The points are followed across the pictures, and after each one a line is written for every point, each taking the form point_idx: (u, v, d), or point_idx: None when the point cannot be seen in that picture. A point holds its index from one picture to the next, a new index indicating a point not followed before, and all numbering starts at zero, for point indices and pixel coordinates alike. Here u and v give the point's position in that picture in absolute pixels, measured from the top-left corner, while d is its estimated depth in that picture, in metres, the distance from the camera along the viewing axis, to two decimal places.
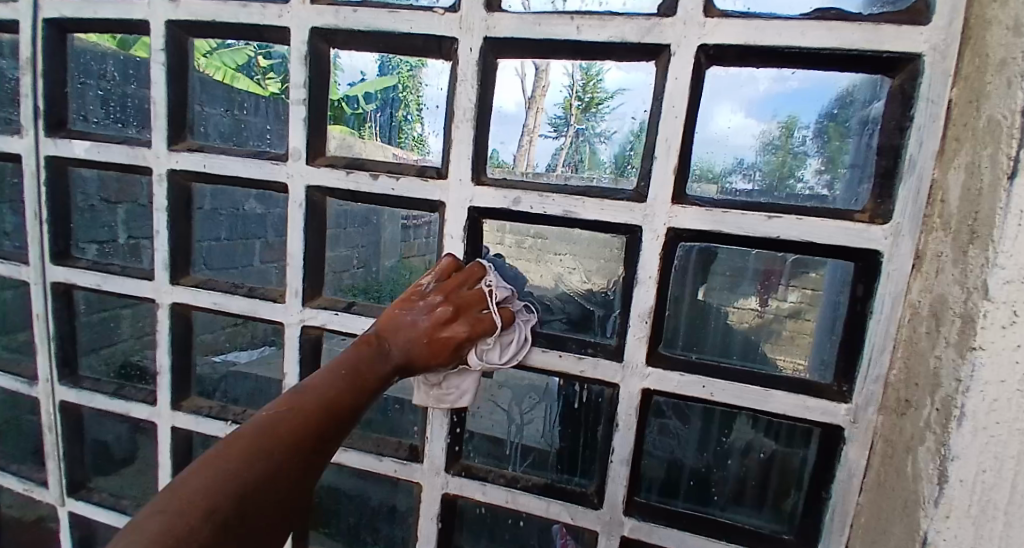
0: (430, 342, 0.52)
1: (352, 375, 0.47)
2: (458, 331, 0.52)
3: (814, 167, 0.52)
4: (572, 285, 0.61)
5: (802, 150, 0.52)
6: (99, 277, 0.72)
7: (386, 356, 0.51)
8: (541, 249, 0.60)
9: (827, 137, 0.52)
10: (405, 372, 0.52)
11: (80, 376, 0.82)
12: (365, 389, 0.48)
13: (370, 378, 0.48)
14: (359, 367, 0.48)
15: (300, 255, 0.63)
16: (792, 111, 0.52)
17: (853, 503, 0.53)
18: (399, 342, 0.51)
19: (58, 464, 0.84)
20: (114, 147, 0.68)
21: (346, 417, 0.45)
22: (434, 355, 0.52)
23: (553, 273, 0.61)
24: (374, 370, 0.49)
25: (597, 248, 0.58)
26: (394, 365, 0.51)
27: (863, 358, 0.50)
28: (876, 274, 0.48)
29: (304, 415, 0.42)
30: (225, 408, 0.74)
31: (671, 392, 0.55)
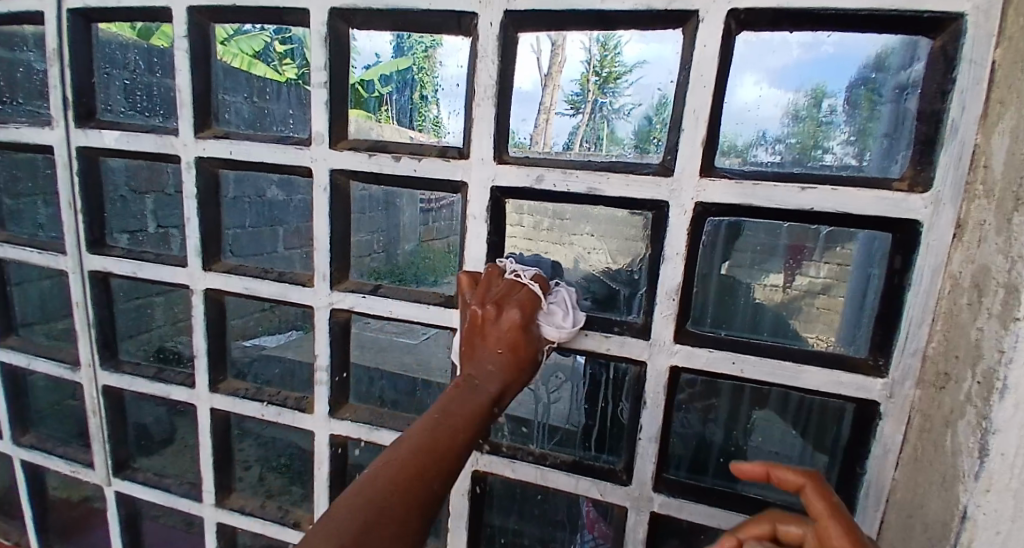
0: (504, 348, 0.48)
1: (448, 411, 0.43)
2: (515, 318, 0.49)
3: (843, 137, 0.51)
4: (591, 264, 0.62)
5: (831, 120, 0.51)
6: (135, 265, 0.74)
7: (476, 387, 0.46)
8: (562, 229, 0.62)
9: (858, 106, 0.50)
10: (505, 392, 0.48)
11: (121, 360, 0.85)
12: (467, 420, 0.43)
13: (468, 409, 0.44)
14: (452, 405, 0.44)
15: (326, 239, 0.64)
16: (820, 79, 0.51)
17: (888, 479, 0.52)
18: (482, 366, 0.47)
19: (103, 446, 0.88)
20: (143, 136, 0.69)
21: (450, 452, 0.40)
22: (518, 363, 0.48)
23: (574, 252, 0.62)
24: (471, 401, 0.45)
25: (618, 228, 0.58)
26: (488, 391, 0.46)
27: (900, 332, 0.48)
28: (914, 245, 0.46)
29: (402, 456, 0.38)
30: (260, 391, 0.76)
31: (699, 369, 0.55)
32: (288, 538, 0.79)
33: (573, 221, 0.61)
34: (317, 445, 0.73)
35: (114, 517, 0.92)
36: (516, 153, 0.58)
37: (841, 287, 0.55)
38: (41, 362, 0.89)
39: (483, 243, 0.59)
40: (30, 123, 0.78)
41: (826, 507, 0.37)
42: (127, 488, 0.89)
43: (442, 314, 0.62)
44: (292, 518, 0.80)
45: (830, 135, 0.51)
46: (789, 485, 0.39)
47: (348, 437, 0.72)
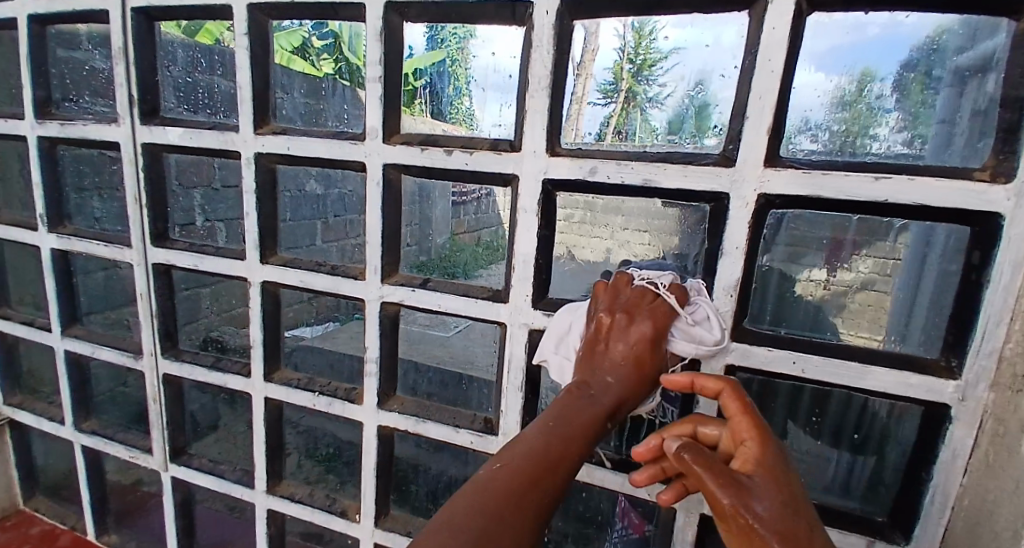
0: (626, 360, 0.47)
1: (566, 418, 0.43)
2: (641, 333, 0.48)
3: (892, 124, 0.49)
4: (620, 254, 0.66)
5: (879, 105, 0.50)
6: (195, 257, 0.77)
7: (594, 396, 0.46)
8: (596, 221, 0.62)
9: (907, 90, 0.49)
10: (623, 405, 0.46)
11: (179, 349, 0.88)
12: (584, 430, 0.43)
13: (585, 418, 0.44)
14: (570, 412, 0.44)
15: (379, 232, 0.65)
16: (870, 64, 0.49)
17: (956, 485, 0.49)
18: (602, 377, 0.47)
19: (162, 432, 0.91)
20: (207, 133, 0.71)
21: (568, 461, 0.41)
22: (639, 377, 0.47)
23: (605, 244, 0.64)
24: (588, 410, 0.44)
25: (650, 221, 0.61)
26: (608, 402, 0.45)
27: (975, 333, 0.46)
28: (995, 239, 0.44)
29: (521, 459, 0.39)
30: (312, 380, 0.78)
31: (756, 367, 0.53)
32: (335, 525, 0.80)
33: (607, 214, 0.62)
34: (365, 435, 0.74)
35: (170, 502, 0.95)
36: (569, 144, 0.57)
37: (884, 279, 0.56)
38: (104, 349, 0.93)
39: (533, 236, 0.59)
40: (96, 121, 0.82)
41: (740, 406, 0.41)
42: (182, 473, 0.92)
43: (491, 307, 0.62)
44: (339, 506, 0.81)
45: (879, 123, 0.50)
46: (710, 392, 0.43)
47: (396, 427, 0.73)
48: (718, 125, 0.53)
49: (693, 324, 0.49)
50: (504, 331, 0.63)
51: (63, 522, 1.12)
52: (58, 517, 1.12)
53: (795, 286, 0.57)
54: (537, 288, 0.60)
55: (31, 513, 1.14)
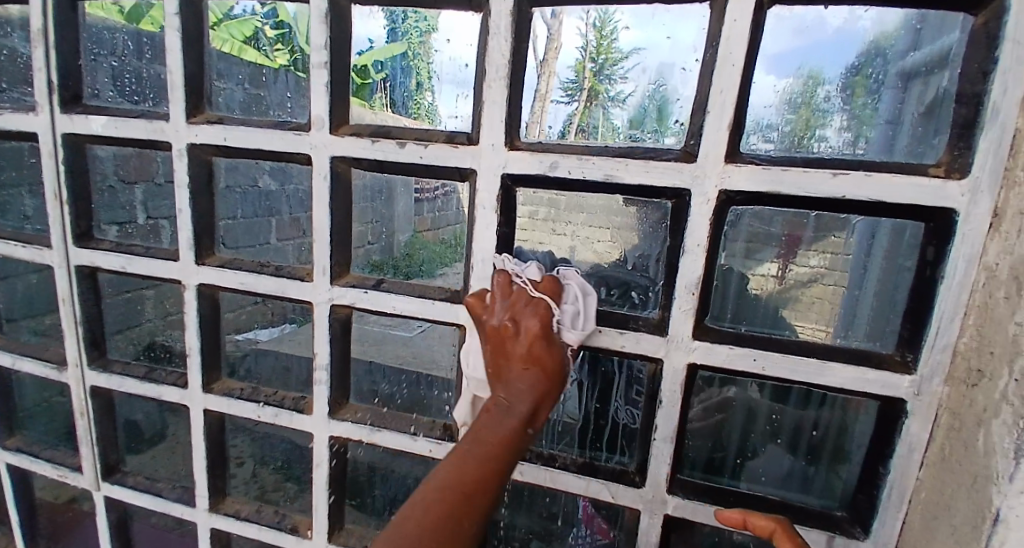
0: (529, 364, 0.46)
1: (478, 443, 0.43)
2: (531, 331, 0.46)
3: (838, 123, 0.51)
4: (585, 254, 0.63)
5: (827, 105, 0.51)
6: (124, 259, 0.71)
7: (506, 410, 0.45)
8: (557, 219, 0.60)
9: (853, 90, 0.51)
10: (539, 409, 0.46)
11: (109, 359, 0.81)
12: (498, 448, 0.43)
13: (497, 437, 0.44)
14: (483, 434, 0.44)
15: (326, 230, 0.61)
16: (821, 64, 0.50)
17: (912, 479, 0.50)
18: (513, 385, 0.46)
19: (90, 448, 0.84)
20: (132, 122, 0.66)
21: (483, 483, 0.42)
22: (544, 372, 0.46)
23: (569, 242, 0.62)
24: (501, 427, 0.44)
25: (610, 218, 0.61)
26: (524, 409, 0.45)
27: (930, 326, 0.46)
28: (950, 234, 0.44)
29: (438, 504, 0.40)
30: (256, 391, 0.73)
31: (719, 366, 0.53)
32: (286, 543, 0.76)
33: (570, 212, 0.60)
34: (316, 445, 0.70)
35: (103, 523, 0.88)
36: (529, 138, 0.55)
37: (832, 276, 0.57)
38: (25, 360, 0.85)
39: (492, 234, 0.56)
40: (12, 109, 0.74)
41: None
42: (115, 491, 0.85)
43: (448, 308, 0.60)
44: (290, 520, 0.77)
45: (826, 123, 0.51)
46: (763, 531, 0.45)
47: (348, 438, 0.69)
48: (679, 121, 0.52)
49: (569, 311, 0.50)
50: (463, 332, 0.60)
51: None
52: None
53: (749, 281, 0.56)
54: None
55: None
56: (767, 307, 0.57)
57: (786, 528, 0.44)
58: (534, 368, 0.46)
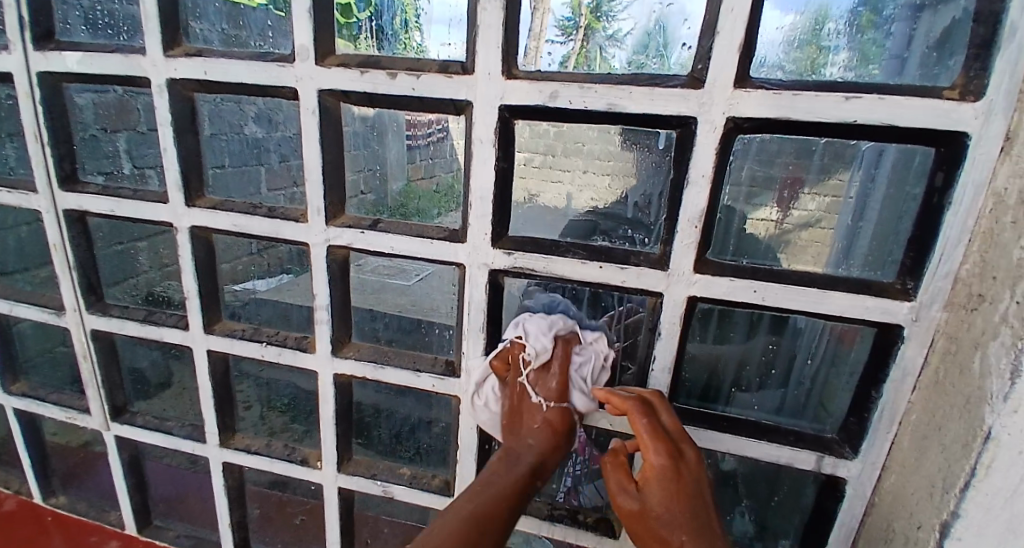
0: (545, 428, 0.54)
1: (496, 488, 0.48)
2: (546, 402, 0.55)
3: (842, 61, 0.47)
4: (581, 204, 0.59)
5: (831, 44, 0.47)
6: (112, 203, 0.70)
7: (519, 459, 0.52)
8: (552, 165, 0.57)
9: (860, 28, 0.46)
10: (545, 468, 0.52)
11: (108, 304, 0.81)
12: (514, 493, 0.48)
13: (513, 484, 0.49)
14: (499, 478, 0.49)
15: (319, 168, 0.59)
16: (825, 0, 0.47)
17: (904, 402, 0.51)
18: (525, 444, 0.53)
19: (99, 392, 0.86)
20: (108, 56, 0.63)
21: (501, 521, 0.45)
22: (557, 440, 0.54)
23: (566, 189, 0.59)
24: (516, 476, 0.50)
25: (607, 160, 0.56)
26: (534, 463, 0.51)
27: (934, 253, 0.46)
28: (960, 159, 0.43)
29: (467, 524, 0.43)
30: (257, 331, 0.73)
31: (718, 299, 0.53)
32: (297, 473, 0.79)
33: (566, 156, 0.57)
34: (320, 385, 0.72)
35: (116, 462, 0.91)
36: (527, 67, 0.52)
37: (832, 220, 0.54)
38: (25, 309, 0.85)
39: (490, 169, 0.55)
40: None
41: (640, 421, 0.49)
42: (127, 432, 0.88)
43: (447, 248, 0.59)
44: (300, 454, 0.79)
45: (830, 61, 0.47)
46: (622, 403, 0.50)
47: (352, 375, 0.70)
48: (686, 47, 0.49)
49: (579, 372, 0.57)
50: (463, 272, 0.60)
51: (7, 486, 1.06)
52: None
53: (745, 224, 0.55)
54: (497, 225, 0.57)
55: None
56: (767, 248, 0.55)
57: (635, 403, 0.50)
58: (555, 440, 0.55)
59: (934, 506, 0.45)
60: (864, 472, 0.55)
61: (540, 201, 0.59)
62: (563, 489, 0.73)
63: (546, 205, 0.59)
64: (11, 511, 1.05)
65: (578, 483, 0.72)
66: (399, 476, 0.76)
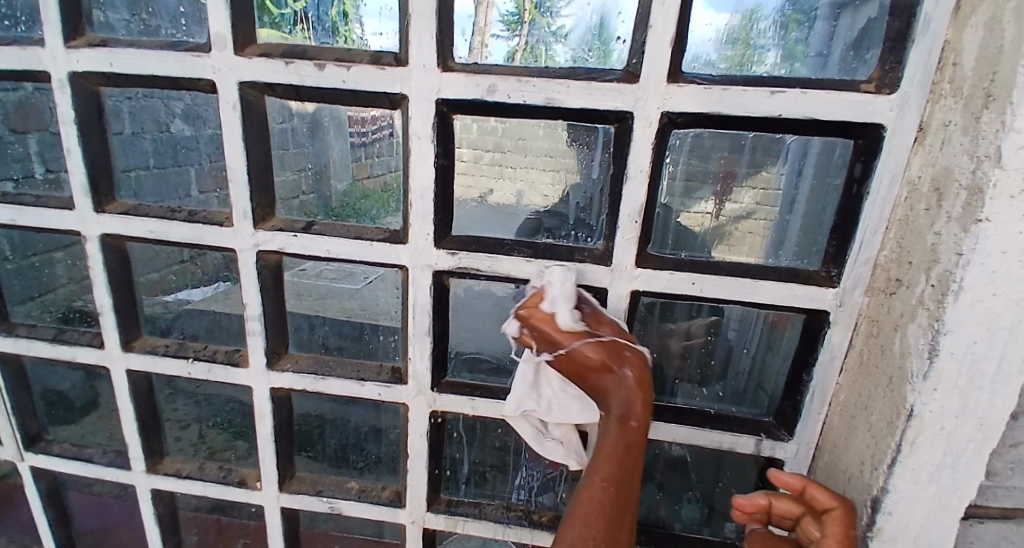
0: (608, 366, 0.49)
1: (613, 460, 0.47)
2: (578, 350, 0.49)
3: (771, 61, 0.48)
4: (531, 202, 0.58)
5: (761, 43, 0.48)
6: (12, 211, 0.64)
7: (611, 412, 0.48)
8: (502, 162, 0.56)
9: (787, 27, 0.48)
10: (638, 393, 0.48)
11: (13, 322, 0.74)
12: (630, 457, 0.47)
13: (624, 448, 0.47)
14: (603, 445, 0.47)
15: (244, 168, 0.56)
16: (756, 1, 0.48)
17: (832, 383, 0.54)
18: (614, 395, 0.48)
19: (7, 419, 0.78)
20: (4, 48, 0.57)
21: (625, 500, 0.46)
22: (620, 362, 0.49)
23: (512, 187, 0.57)
24: (620, 437, 0.47)
25: (555, 158, 0.55)
26: (623, 411, 0.48)
27: (855, 241, 0.48)
28: (877, 150, 0.45)
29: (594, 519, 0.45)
30: (183, 346, 0.68)
31: (660, 292, 0.53)
32: (235, 497, 0.74)
33: (513, 154, 0.55)
34: (256, 399, 0.68)
35: (32, 495, 0.83)
36: (462, 59, 0.51)
37: (766, 211, 0.56)
38: None
39: (430, 166, 0.53)
40: None
41: (842, 534, 0.44)
42: (42, 461, 0.80)
43: (388, 250, 0.57)
44: (238, 474, 0.75)
45: (760, 59, 0.48)
46: (822, 504, 0.45)
47: (291, 388, 0.67)
48: (621, 39, 0.49)
49: (559, 302, 0.49)
50: (406, 274, 0.58)
51: None
52: None
53: (681, 218, 0.55)
54: (438, 225, 0.56)
55: None
56: (703, 242, 0.56)
57: (848, 513, 0.44)
58: (624, 374, 0.48)
59: (864, 482, 0.47)
60: (799, 453, 0.58)
61: (490, 201, 0.58)
62: (522, 494, 0.71)
63: (497, 203, 0.58)
64: None
65: (534, 494, 0.71)
66: (347, 491, 0.72)
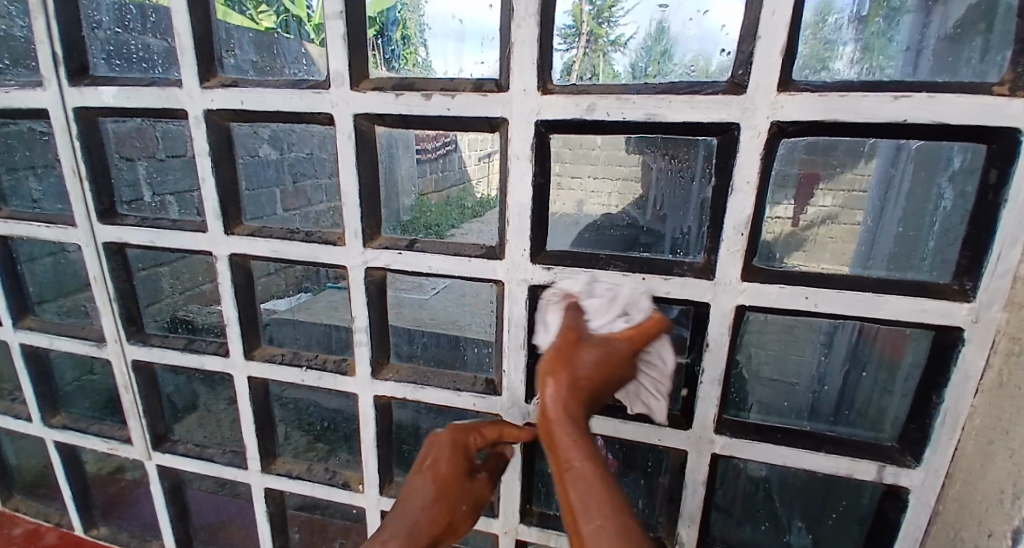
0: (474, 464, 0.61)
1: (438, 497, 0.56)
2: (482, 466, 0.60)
3: (849, 55, 0.47)
4: (591, 210, 0.65)
5: (837, 37, 0.47)
6: (151, 233, 0.70)
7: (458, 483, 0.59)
8: (566, 174, 0.59)
9: (867, 21, 0.48)
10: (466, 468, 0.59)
11: (147, 333, 0.81)
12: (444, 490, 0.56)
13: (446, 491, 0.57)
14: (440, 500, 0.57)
15: (355, 192, 0.60)
16: None
17: (966, 405, 0.49)
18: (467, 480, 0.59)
19: (140, 421, 0.86)
20: (144, 90, 0.64)
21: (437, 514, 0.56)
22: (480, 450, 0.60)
23: (574, 197, 0.63)
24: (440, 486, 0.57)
25: (614, 167, 0.62)
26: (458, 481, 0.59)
27: (991, 254, 0.45)
28: (1014, 154, 0.42)
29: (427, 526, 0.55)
30: (297, 355, 0.73)
31: (767, 307, 0.52)
32: (339, 497, 0.78)
33: (576, 164, 0.58)
34: (362, 406, 0.71)
35: (158, 491, 0.90)
36: (560, 81, 0.52)
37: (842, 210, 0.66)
38: (64, 340, 0.85)
39: (528, 185, 0.54)
40: (20, 85, 0.71)
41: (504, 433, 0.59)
42: (167, 460, 0.87)
43: (486, 265, 0.59)
44: (343, 476, 0.79)
45: (839, 54, 0.47)
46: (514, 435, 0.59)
47: (393, 396, 0.70)
48: (723, 50, 0.49)
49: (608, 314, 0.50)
50: (502, 289, 0.59)
51: (47, 518, 1.04)
52: (38, 517, 1.04)
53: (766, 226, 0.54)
54: (535, 242, 0.57)
55: (8, 516, 1.06)
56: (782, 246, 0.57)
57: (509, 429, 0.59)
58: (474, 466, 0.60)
59: (1004, 512, 0.43)
60: (927, 480, 0.53)
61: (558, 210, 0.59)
62: None
63: (560, 211, 0.59)
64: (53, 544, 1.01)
65: None
66: None
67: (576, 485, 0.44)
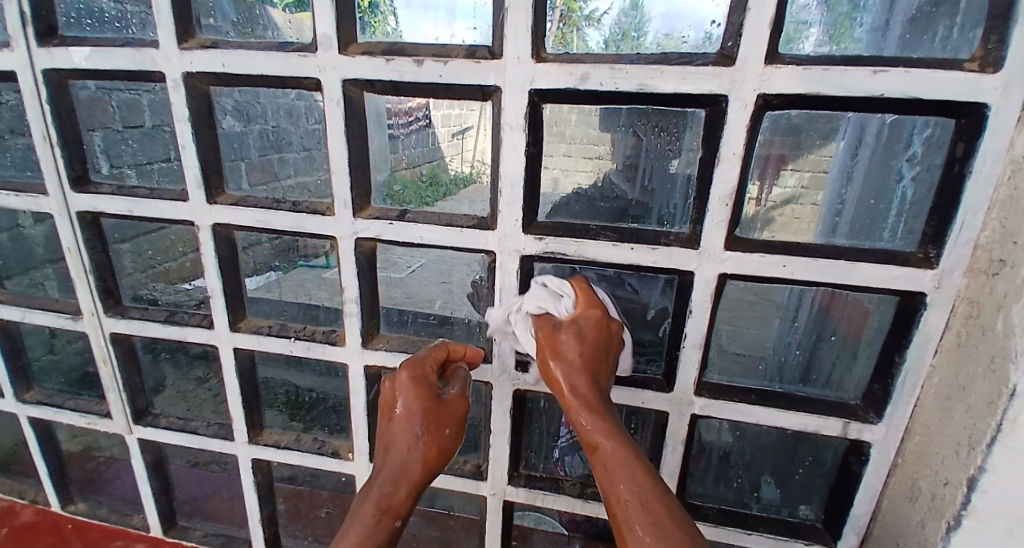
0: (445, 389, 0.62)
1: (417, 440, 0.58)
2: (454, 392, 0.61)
3: (815, 37, 0.48)
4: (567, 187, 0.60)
5: (805, 17, 0.48)
6: (128, 202, 0.68)
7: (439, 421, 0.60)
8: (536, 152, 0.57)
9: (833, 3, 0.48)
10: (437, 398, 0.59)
11: (125, 306, 0.80)
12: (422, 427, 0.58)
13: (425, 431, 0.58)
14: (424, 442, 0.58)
15: (344, 160, 0.59)
16: None
17: (926, 365, 0.53)
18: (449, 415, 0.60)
19: (120, 395, 0.85)
20: (118, 51, 0.61)
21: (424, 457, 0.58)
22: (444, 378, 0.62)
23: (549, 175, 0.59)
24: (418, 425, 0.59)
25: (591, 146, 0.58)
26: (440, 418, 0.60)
27: (954, 224, 0.48)
28: (981, 129, 0.45)
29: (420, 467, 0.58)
30: (284, 326, 0.73)
31: (749, 274, 0.54)
32: (328, 466, 0.80)
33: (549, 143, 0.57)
34: (351, 377, 0.72)
35: (140, 466, 0.90)
36: (553, 49, 0.52)
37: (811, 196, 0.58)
38: (37, 314, 0.82)
39: (520, 155, 0.55)
40: None
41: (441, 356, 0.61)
42: (149, 434, 0.87)
43: (478, 236, 0.59)
44: (331, 446, 0.80)
45: (806, 36, 0.48)
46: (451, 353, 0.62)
47: (382, 366, 0.70)
48: (713, 22, 0.49)
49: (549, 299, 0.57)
50: (493, 259, 0.60)
51: (22, 496, 1.02)
52: (12, 495, 1.02)
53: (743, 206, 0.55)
54: (526, 212, 0.58)
55: None
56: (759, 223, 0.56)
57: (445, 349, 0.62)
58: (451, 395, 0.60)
59: (962, 462, 0.46)
60: (889, 434, 0.58)
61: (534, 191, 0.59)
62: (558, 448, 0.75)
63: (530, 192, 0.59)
64: (30, 521, 1.00)
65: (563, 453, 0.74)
66: None
67: (602, 457, 0.49)
